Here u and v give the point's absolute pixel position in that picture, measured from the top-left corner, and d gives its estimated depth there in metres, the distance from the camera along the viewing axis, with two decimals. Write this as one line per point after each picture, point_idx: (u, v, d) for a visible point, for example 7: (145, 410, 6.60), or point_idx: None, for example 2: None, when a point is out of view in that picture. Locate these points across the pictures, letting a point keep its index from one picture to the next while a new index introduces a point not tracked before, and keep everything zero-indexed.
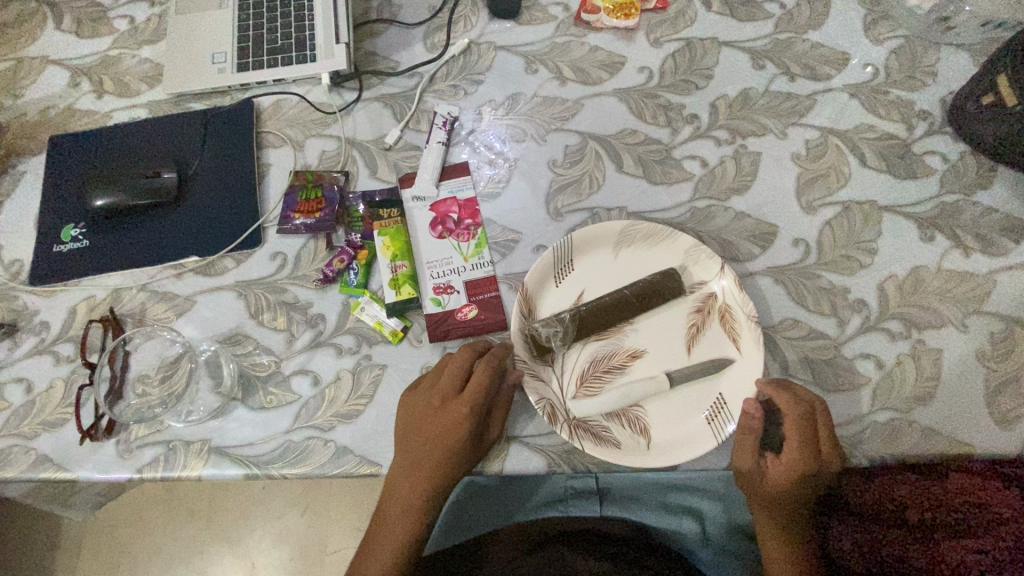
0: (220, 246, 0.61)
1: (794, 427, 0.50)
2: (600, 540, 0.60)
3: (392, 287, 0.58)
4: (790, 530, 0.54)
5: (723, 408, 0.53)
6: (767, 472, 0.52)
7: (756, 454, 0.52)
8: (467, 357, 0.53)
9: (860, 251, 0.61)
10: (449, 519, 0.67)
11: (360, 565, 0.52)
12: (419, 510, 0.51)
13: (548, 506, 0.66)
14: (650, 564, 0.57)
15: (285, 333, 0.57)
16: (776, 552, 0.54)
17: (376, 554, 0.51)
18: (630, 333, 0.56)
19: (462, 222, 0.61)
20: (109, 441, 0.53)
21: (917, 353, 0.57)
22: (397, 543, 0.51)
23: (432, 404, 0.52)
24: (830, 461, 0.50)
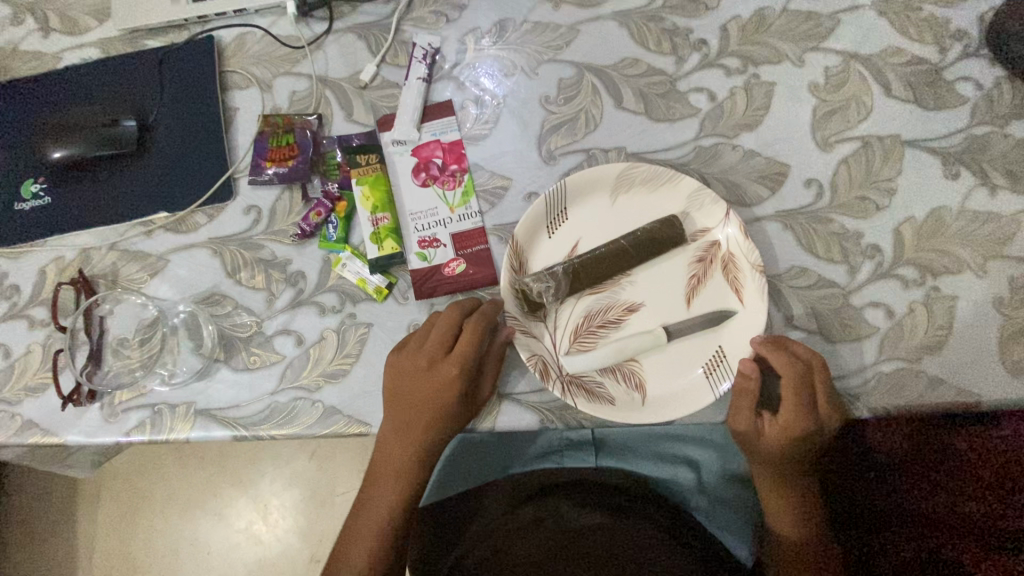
0: (189, 200, 0.57)
1: (789, 387, 0.48)
2: (598, 491, 0.60)
3: (374, 241, 0.54)
4: (790, 488, 0.53)
5: (722, 362, 0.51)
6: (764, 430, 0.51)
7: (754, 413, 0.50)
8: (454, 316, 0.51)
9: (877, 191, 0.57)
10: (446, 471, 0.68)
11: (353, 527, 0.52)
12: (410, 472, 0.51)
13: (544, 458, 0.67)
14: (646, 514, 0.58)
15: (264, 292, 0.55)
16: (776, 505, 0.54)
17: (369, 516, 0.51)
18: (627, 285, 0.53)
19: (448, 168, 0.57)
20: (93, 407, 0.51)
21: (930, 300, 0.54)
22: (390, 505, 0.51)
23: (417, 366, 0.50)
24: (828, 419, 0.49)
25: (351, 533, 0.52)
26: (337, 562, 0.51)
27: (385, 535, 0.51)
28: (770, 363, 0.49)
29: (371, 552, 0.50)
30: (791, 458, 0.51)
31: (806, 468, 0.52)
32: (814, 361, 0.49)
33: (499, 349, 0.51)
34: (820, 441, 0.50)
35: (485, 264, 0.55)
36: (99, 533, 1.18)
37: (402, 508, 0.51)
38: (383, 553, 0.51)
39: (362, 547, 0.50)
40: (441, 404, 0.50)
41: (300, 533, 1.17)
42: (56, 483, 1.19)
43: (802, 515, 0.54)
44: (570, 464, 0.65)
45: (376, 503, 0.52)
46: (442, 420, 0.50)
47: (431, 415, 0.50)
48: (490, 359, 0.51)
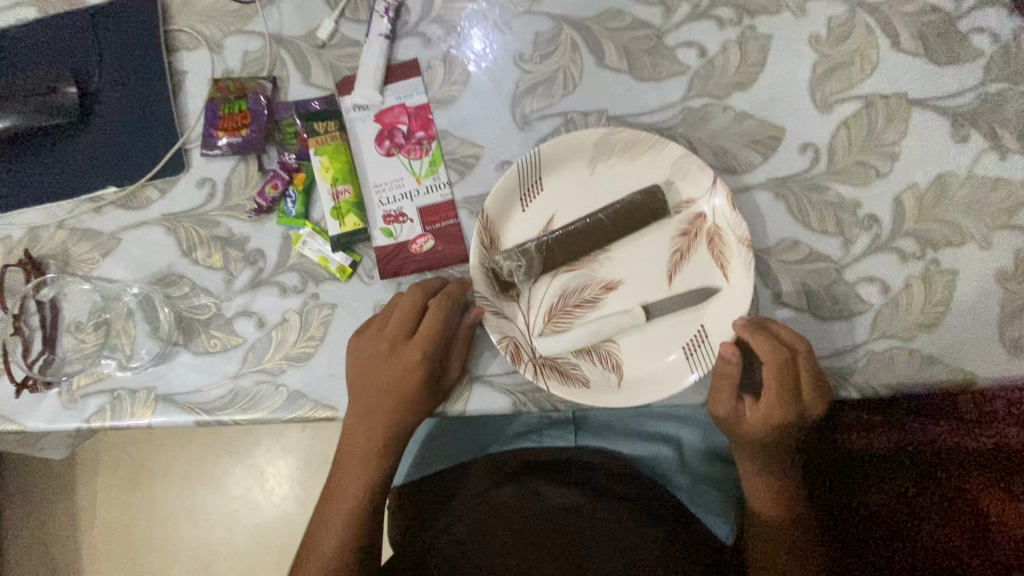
0: (139, 174, 0.53)
1: (771, 373, 0.46)
2: (576, 470, 0.60)
3: (335, 217, 0.51)
4: (771, 471, 0.51)
5: (702, 344, 0.48)
6: (745, 413, 0.49)
7: (735, 398, 0.48)
8: (417, 297, 0.49)
9: (878, 156, 0.52)
10: (425, 449, 0.67)
11: (324, 511, 0.52)
12: (378, 457, 0.50)
13: (524, 437, 0.66)
14: (624, 492, 0.58)
15: (222, 272, 0.52)
16: (758, 487, 0.52)
17: (339, 501, 0.51)
18: (605, 261, 0.50)
19: (413, 135, 0.53)
20: (50, 392, 0.50)
21: (929, 274, 0.50)
22: (359, 490, 0.51)
23: (380, 351, 0.48)
24: (809, 402, 0.47)
25: (321, 517, 0.52)
26: (308, 546, 0.52)
27: (355, 518, 0.51)
28: (753, 348, 0.47)
29: (341, 537, 0.50)
30: (771, 442, 0.49)
31: (788, 453, 0.51)
32: (799, 346, 0.46)
33: (466, 333, 0.49)
34: (801, 426, 0.48)
35: (453, 240, 0.52)
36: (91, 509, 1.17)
37: (370, 491, 0.51)
38: (353, 538, 0.50)
39: (332, 531, 0.50)
40: (406, 390, 0.49)
41: (297, 501, 1.16)
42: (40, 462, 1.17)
43: (783, 497, 0.52)
44: (550, 443, 0.64)
45: (345, 487, 0.51)
46: (408, 405, 0.49)
47: (397, 399, 0.49)
48: (457, 343, 0.49)
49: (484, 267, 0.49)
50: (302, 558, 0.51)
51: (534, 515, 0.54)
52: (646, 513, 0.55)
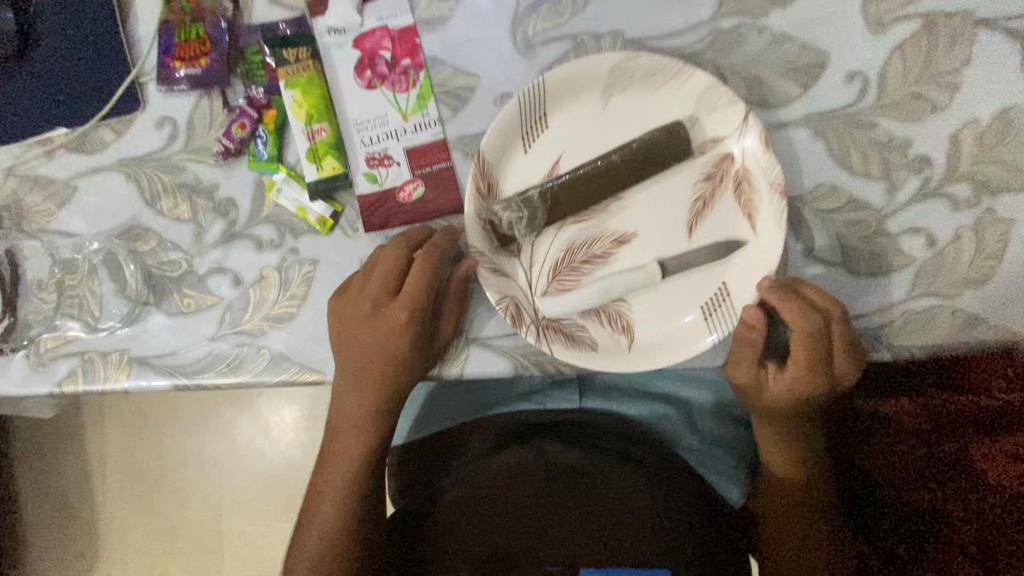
0: (89, 111, 0.47)
1: (798, 338, 0.42)
2: (583, 432, 0.56)
3: (312, 160, 0.45)
4: (791, 434, 0.48)
5: (722, 302, 0.43)
6: (767, 380, 0.45)
7: (756, 363, 0.44)
8: (399, 251, 0.44)
9: (936, 86, 0.45)
10: (423, 412, 0.64)
11: (319, 479, 0.50)
12: (370, 423, 0.48)
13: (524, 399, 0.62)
14: (636, 456, 0.54)
15: (192, 225, 0.47)
16: (778, 454, 0.49)
17: (333, 468, 0.49)
18: (618, 211, 0.45)
19: (398, 64, 0.46)
20: (16, 355, 0.45)
21: (982, 225, 0.44)
22: (353, 455, 0.49)
23: (365, 313, 0.44)
24: (840, 364, 0.43)
25: (317, 485, 0.50)
26: (306, 514, 0.50)
27: (352, 486, 0.49)
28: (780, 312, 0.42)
29: (338, 505, 0.49)
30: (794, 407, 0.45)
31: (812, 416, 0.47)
32: (834, 312, 0.41)
33: (461, 292, 0.45)
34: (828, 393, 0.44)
35: (445, 187, 0.46)
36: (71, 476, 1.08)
37: (364, 455, 0.49)
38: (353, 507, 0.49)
39: (330, 499, 0.49)
40: (395, 353, 0.45)
41: None
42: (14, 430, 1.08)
43: (803, 461, 0.49)
44: (551, 406, 0.60)
45: (338, 455, 0.49)
46: (399, 370, 0.46)
47: (386, 364, 0.46)
48: (450, 304, 0.45)
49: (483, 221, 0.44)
50: (301, 524, 0.50)
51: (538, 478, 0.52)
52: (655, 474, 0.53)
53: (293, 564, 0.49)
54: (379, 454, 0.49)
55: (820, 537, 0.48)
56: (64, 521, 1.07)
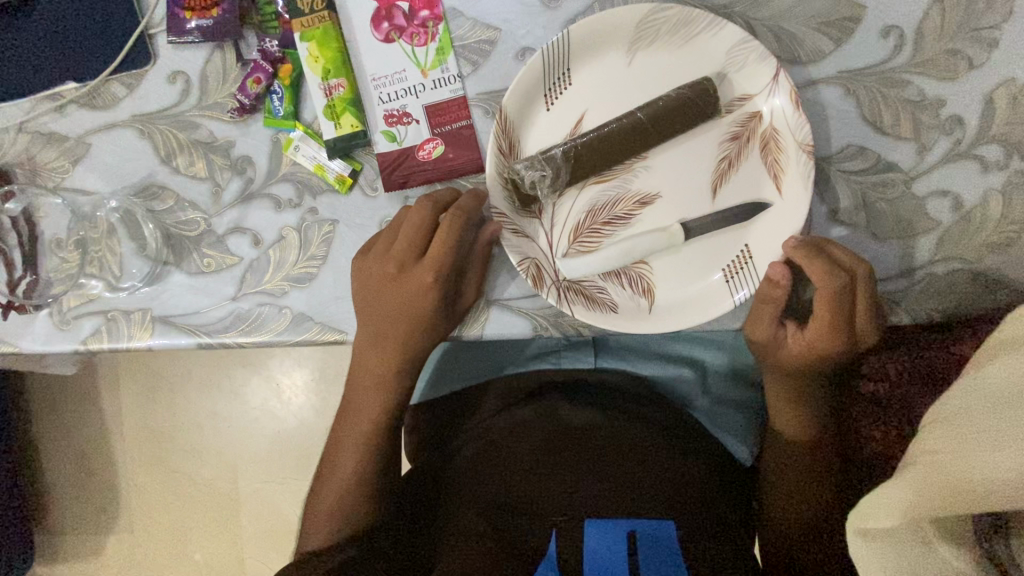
0: (98, 65, 0.46)
1: (823, 298, 0.42)
2: (596, 391, 0.57)
3: (329, 116, 0.44)
4: (804, 396, 0.48)
5: (742, 264, 0.43)
6: (785, 341, 0.46)
7: (775, 324, 0.45)
8: (424, 212, 0.43)
9: (974, 43, 0.44)
10: (436, 372, 0.65)
11: (338, 434, 0.51)
12: (390, 381, 0.48)
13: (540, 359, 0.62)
14: (648, 416, 0.55)
15: (208, 183, 0.46)
16: (785, 414, 0.50)
17: (354, 424, 0.50)
18: (642, 172, 0.44)
19: (417, 16, 0.44)
20: (40, 312, 0.46)
21: (1011, 189, 0.44)
22: (374, 412, 0.50)
23: (386, 275, 0.44)
24: (861, 325, 0.43)
25: (336, 440, 0.51)
26: (325, 467, 0.52)
27: (370, 442, 0.50)
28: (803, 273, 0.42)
29: (357, 459, 0.50)
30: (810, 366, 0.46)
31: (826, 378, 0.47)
32: (859, 273, 0.41)
33: (481, 253, 0.45)
34: (845, 355, 0.45)
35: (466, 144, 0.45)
36: (90, 435, 1.11)
37: (385, 413, 0.50)
38: (372, 461, 0.50)
39: (349, 453, 0.50)
40: (414, 314, 0.45)
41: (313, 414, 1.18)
42: (34, 390, 1.10)
43: (812, 424, 0.49)
44: (567, 366, 0.61)
45: (358, 412, 0.50)
46: (418, 330, 0.46)
47: (405, 324, 0.46)
48: (471, 265, 0.45)
49: (507, 182, 0.43)
50: (319, 476, 0.52)
51: (551, 435, 0.53)
52: (667, 433, 0.54)
53: (309, 512, 0.51)
54: (398, 412, 0.51)
55: (821, 499, 0.48)
56: (87, 477, 1.11)
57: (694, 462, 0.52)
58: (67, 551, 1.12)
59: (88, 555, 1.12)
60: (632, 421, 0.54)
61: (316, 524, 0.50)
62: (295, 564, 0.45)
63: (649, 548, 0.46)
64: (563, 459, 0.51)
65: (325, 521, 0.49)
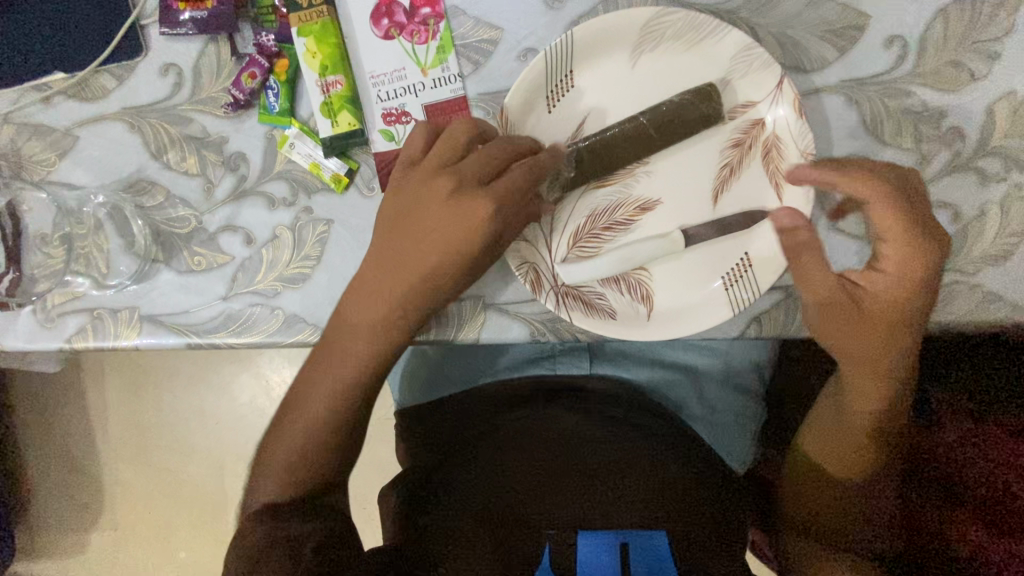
0: (88, 56, 0.44)
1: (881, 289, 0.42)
2: (593, 399, 0.57)
3: (326, 114, 0.43)
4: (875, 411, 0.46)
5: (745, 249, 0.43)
6: (876, 291, 0.43)
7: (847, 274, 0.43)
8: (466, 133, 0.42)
9: (976, 56, 0.44)
10: (428, 375, 0.64)
11: (310, 374, 0.45)
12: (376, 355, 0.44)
13: (536, 363, 0.62)
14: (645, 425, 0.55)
15: (200, 180, 0.45)
16: (857, 379, 0.46)
17: (334, 367, 0.44)
18: (643, 177, 0.44)
19: (418, 12, 0.43)
20: (21, 309, 0.44)
21: (1008, 202, 0.44)
22: (355, 356, 0.43)
23: (381, 247, 0.42)
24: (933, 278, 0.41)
25: (307, 380, 0.45)
26: (289, 409, 0.45)
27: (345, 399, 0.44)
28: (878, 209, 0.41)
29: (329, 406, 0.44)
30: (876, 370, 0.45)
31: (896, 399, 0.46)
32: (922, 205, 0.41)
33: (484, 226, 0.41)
34: (893, 338, 0.43)
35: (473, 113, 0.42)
36: (74, 431, 1.09)
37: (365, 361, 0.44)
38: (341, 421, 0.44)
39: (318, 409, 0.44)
40: (397, 306, 0.43)
41: None
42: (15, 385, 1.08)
43: (868, 423, 0.47)
44: (563, 370, 0.60)
45: (333, 357, 0.44)
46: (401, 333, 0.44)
47: (386, 317, 0.43)
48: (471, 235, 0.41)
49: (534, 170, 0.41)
50: (274, 427, 0.46)
51: (569, 441, 0.52)
52: (666, 438, 0.54)
53: (265, 454, 0.45)
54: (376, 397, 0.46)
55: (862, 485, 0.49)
56: (71, 474, 1.09)
57: (690, 469, 0.52)
58: (49, 549, 1.10)
59: (70, 554, 1.10)
60: (633, 429, 0.54)
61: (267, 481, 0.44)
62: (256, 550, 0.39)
63: (641, 562, 0.45)
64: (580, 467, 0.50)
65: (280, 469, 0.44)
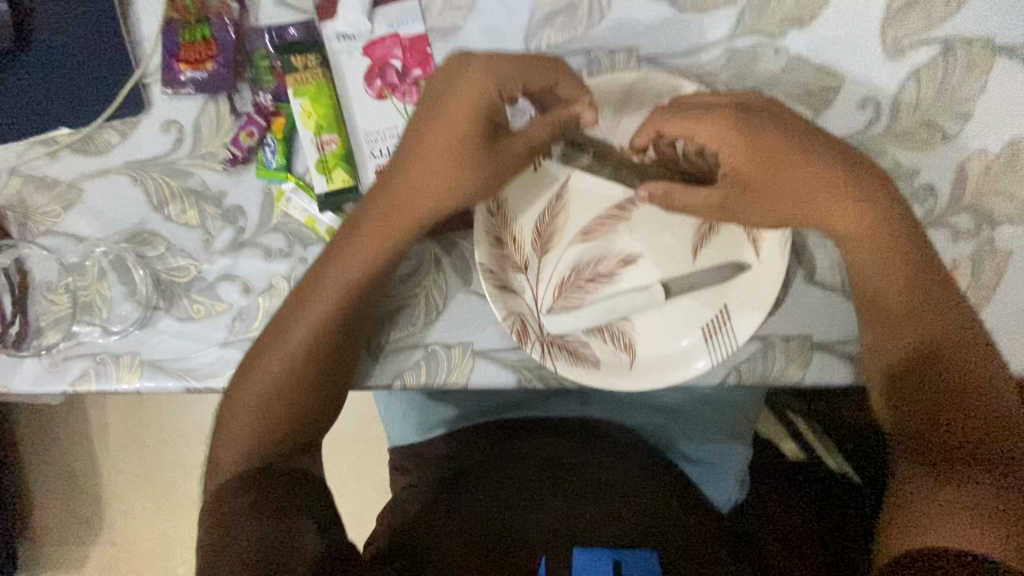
0: (93, 113, 0.46)
1: (864, 248, 0.43)
2: (587, 439, 0.58)
3: (321, 171, 0.45)
4: (895, 350, 0.44)
5: (728, 207, 0.42)
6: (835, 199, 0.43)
7: (817, 197, 0.42)
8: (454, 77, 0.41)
9: (949, 114, 0.45)
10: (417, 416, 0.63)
11: (289, 315, 0.44)
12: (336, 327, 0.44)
13: (527, 406, 0.62)
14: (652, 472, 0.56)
15: (200, 231, 0.47)
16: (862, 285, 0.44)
17: (311, 311, 0.43)
18: (625, 233, 0.46)
19: (410, 74, 0.45)
20: (27, 354, 0.45)
21: (980, 255, 0.46)
22: (332, 299, 0.43)
23: (368, 212, 0.43)
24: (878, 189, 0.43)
25: (286, 318, 0.44)
26: (259, 355, 0.44)
27: (298, 364, 0.44)
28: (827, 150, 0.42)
29: (299, 348, 0.44)
30: (881, 309, 0.44)
31: (920, 339, 0.44)
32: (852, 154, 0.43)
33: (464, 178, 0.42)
34: (862, 240, 0.43)
35: (484, 75, 0.40)
36: (75, 447, 1.10)
37: (347, 305, 0.44)
38: (296, 389, 0.44)
39: (273, 367, 0.44)
40: (358, 276, 0.43)
41: None
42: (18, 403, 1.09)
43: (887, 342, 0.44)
44: (555, 410, 0.62)
45: (318, 295, 0.43)
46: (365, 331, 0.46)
47: (349, 294, 0.43)
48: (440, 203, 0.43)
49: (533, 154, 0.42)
50: (226, 391, 0.45)
51: (547, 461, 0.55)
52: (631, 460, 0.56)
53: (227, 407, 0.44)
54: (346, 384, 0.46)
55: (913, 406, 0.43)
56: (72, 489, 1.11)
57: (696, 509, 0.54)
58: (49, 563, 1.12)
59: (71, 568, 1.11)
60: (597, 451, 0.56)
61: (225, 443, 0.43)
62: (238, 522, 0.38)
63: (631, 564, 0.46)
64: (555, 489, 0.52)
65: (245, 422, 0.43)
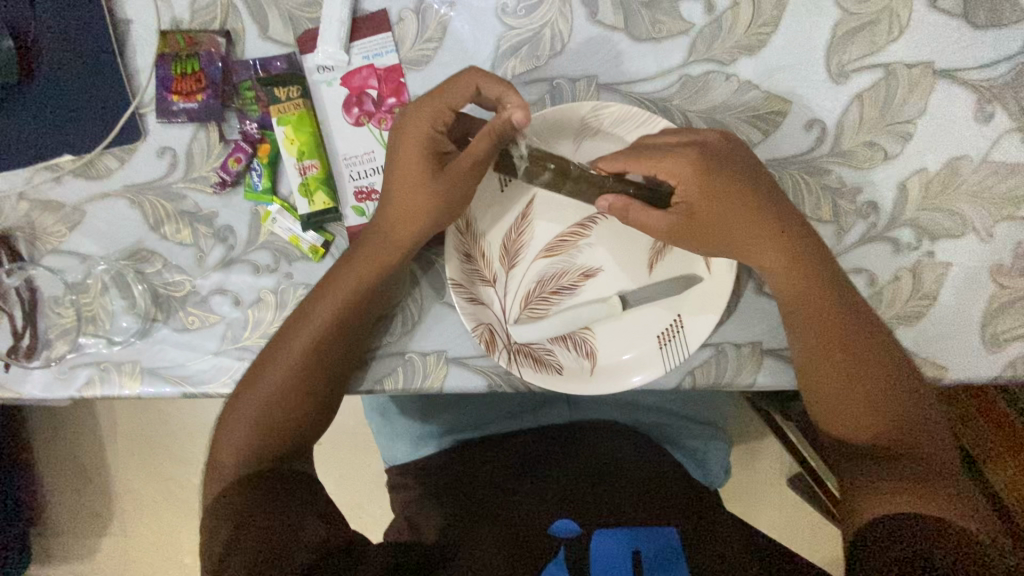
0: (93, 140, 0.50)
1: (793, 281, 0.46)
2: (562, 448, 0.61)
3: (303, 193, 0.48)
4: (830, 356, 0.46)
5: (669, 228, 0.45)
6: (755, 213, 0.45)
7: (739, 210, 0.45)
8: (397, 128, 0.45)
9: (891, 135, 0.48)
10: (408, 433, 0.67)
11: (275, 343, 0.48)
12: (326, 342, 0.47)
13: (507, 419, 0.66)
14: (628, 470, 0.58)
15: (193, 248, 0.50)
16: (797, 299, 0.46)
17: (297, 338, 0.47)
18: (585, 249, 0.49)
19: (384, 102, 0.48)
20: (35, 363, 0.49)
21: (920, 268, 0.49)
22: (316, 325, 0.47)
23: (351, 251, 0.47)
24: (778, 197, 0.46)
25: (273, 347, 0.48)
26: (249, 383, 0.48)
27: (292, 379, 0.47)
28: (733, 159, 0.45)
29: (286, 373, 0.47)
30: (820, 318, 0.46)
31: (854, 343, 0.46)
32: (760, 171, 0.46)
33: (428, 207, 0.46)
34: (787, 255, 0.46)
35: (416, 115, 0.44)
36: (86, 444, 1.15)
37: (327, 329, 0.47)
38: (295, 401, 0.48)
39: (266, 388, 0.47)
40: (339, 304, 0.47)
41: None
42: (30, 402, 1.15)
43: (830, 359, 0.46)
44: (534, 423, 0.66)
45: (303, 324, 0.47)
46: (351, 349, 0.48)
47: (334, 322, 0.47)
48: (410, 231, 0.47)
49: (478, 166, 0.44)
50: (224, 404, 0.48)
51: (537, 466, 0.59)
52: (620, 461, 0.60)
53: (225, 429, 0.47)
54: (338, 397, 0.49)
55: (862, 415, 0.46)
56: (83, 484, 1.16)
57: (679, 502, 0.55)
58: (63, 555, 1.17)
59: (84, 560, 1.17)
60: (580, 454, 0.60)
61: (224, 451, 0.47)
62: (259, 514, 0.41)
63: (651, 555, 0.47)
64: (549, 484, 0.56)
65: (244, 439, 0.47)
